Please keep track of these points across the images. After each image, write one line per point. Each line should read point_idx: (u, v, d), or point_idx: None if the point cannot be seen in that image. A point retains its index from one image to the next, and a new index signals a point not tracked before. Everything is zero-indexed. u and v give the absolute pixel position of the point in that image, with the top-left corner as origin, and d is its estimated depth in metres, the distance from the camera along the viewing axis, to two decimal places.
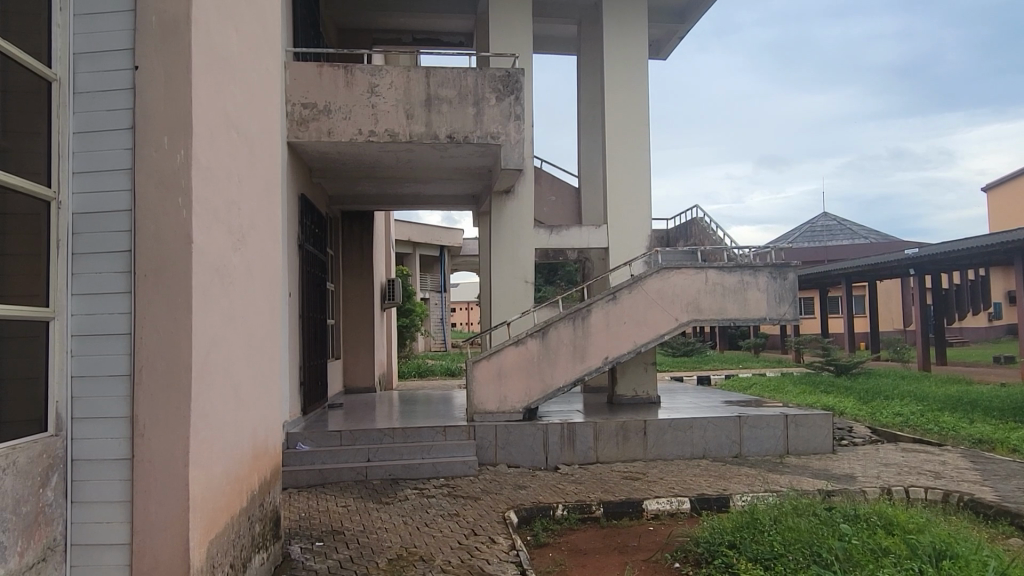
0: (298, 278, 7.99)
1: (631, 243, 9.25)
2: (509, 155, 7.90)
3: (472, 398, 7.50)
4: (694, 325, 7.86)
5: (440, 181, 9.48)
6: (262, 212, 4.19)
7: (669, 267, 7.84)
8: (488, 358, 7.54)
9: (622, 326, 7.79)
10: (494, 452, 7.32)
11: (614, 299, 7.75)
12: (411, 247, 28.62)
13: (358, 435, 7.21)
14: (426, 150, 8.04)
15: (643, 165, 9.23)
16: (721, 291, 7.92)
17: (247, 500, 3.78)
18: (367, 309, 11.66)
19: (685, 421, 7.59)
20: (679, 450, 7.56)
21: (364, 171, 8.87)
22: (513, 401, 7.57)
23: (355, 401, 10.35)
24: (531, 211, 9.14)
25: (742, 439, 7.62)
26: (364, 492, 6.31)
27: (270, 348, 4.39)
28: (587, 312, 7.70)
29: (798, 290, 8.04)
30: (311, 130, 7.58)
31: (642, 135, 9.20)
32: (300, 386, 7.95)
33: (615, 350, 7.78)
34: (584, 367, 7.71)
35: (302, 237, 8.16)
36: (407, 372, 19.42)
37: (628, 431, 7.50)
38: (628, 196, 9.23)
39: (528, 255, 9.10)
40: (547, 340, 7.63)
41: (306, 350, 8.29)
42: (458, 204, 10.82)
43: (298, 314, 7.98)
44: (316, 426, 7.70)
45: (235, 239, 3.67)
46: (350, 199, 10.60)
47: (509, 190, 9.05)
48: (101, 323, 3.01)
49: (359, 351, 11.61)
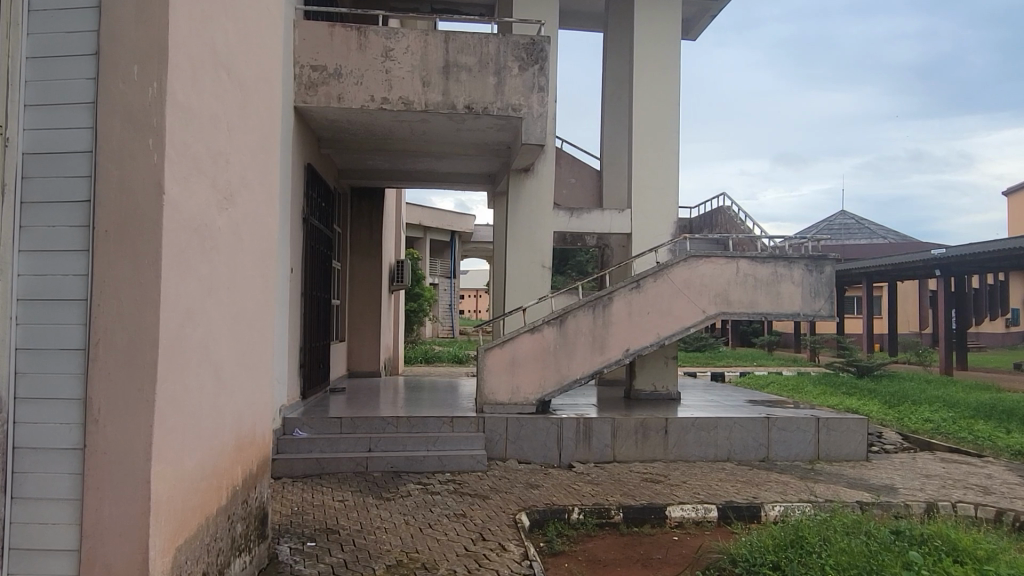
0: (301, 253, 7.51)
1: (655, 229, 8.70)
2: (531, 130, 7.36)
3: (482, 387, 7.02)
4: (723, 318, 7.33)
5: (456, 157, 8.97)
6: (256, 171, 3.69)
7: (697, 255, 7.31)
8: (501, 346, 7.05)
9: (645, 316, 7.27)
10: (505, 446, 6.83)
11: (638, 287, 7.23)
12: (422, 231, 28.19)
13: (359, 423, 6.75)
14: (442, 121, 7.52)
15: (672, 147, 8.68)
16: (753, 283, 7.38)
17: (227, 497, 3.30)
18: (374, 290, 11.19)
19: (709, 420, 7.08)
20: (702, 451, 7.05)
21: (376, 142, 8.36)
22: (526, 393, 7.08)
23: (359, 386, 9.89)
24: (551, 192, 8.62)
25: (771, 442, 7.11)
26: (364, 485, 5.84)
27: (261, 324, 3.90)
28: (608, 300, 7.19)
29: (835, 285, 7.50)
30: (320, 94, 7.07)
31: (672, 115, 8.65)
32: (299, 368, 7.48)
33: (636, 342, 7.27)
34: (603, 359, 7.21)
35: (307, 210, 7.67)
36: (413, 357, 18.99)
37: (648, 429, 7.00)
38: (655, 179, 8.68)
39: (546, 239, 8.58)
40: (565, 329, 7.13)
41: (308, 331, 7.82)
42: (472, 184, 10.30)
43: (300, 291, 7.51)
44: (316, 411, 7.24)
45: (221, 196, 3.18)
46: (359, 173, 10.12)
47: (528, 169, 8.52)
48: (52, 286, 2.53)
49: (365, 334, 11.15)
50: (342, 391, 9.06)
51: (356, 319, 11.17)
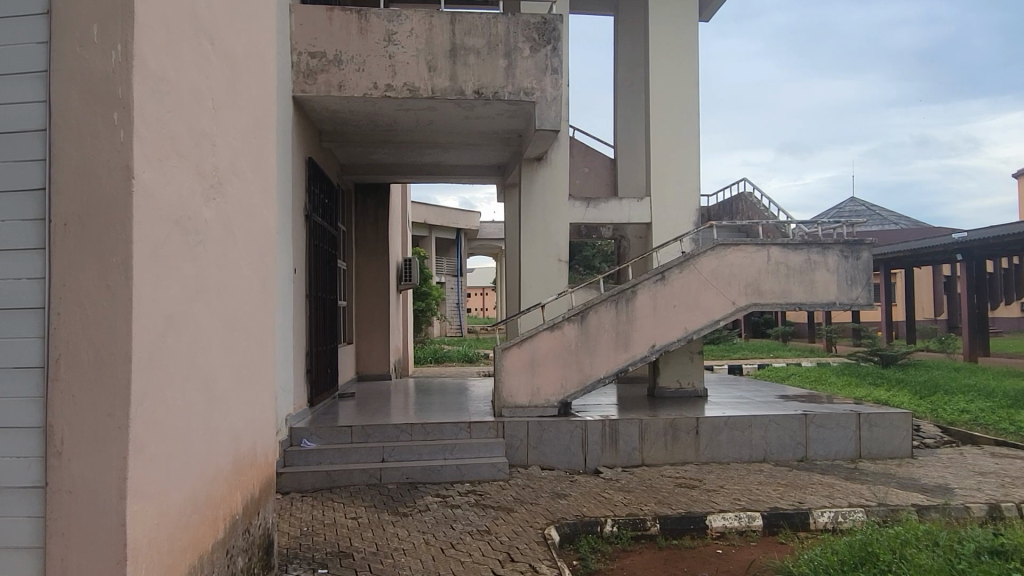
0: (304, 252, 7.09)
1: (676, 217, 8.23)
2: (544, 115, 6.93)
3: (500, 389, 6.60)
4: (754, 309, 6.89)
5: (464, 148, 8.53)
6: (249, 158, 3.27)
7: (725, 244, 6.87)
8: (519, 345, 6.63)
9: (671, 309, 6.83)
10: (527, 452, 6.42)
11: (663, 279, 6.79)
12: (427, 229, 27.78)
13: (370, 431, 6.34)
14: (449, 108, 7.10)
15: (692, 130, 8.21)
16: (785, 272, 6.93)
17: (225, 528, 2.89)
18: (381, 290, 10.78)
19: (744, 419, 6.64)
20: (736, 452, 6.62)
21: (380, 134, 7.94)
22: (547, 394, 6.66)
23: (369, 390, 9.49)
24: (565, 181, 8.18)
25: (809, 441, 6.67)
26: (378, 499, 5.43)
27: (259, 330, 3.48)
28: (632, 294, 6.76)
29: (873, 272, 7.04)
30: (319, 83, 6.64)
31: (691, 97, 8.20)
32: (306, 373, 7.07)
33: (663, 337, 6.83)
34: (628, 356, 6.78)
35: (309, 207, 7.25)
36: (422, 357, 18.59)
37: (678, 429, 6.57)
38: (675, 165, 8.22)
39: (562, 231, 8.14)
40: (586, 325, 6.71)
41: (314, 335, 7.41)
42: (481, 177, 9.87)
43: (304, 292, 7.09)
44: (324, 419, 6.82)
45: (207, 185, 2.76)
46: (363, 167, 9.69)
47: (541, 157, 8.09)
48: (3, 292, 2.12)
49: (373, 336, 10.73)
50: (351, 397, 8.66)
51: (364, 320, 10.75)
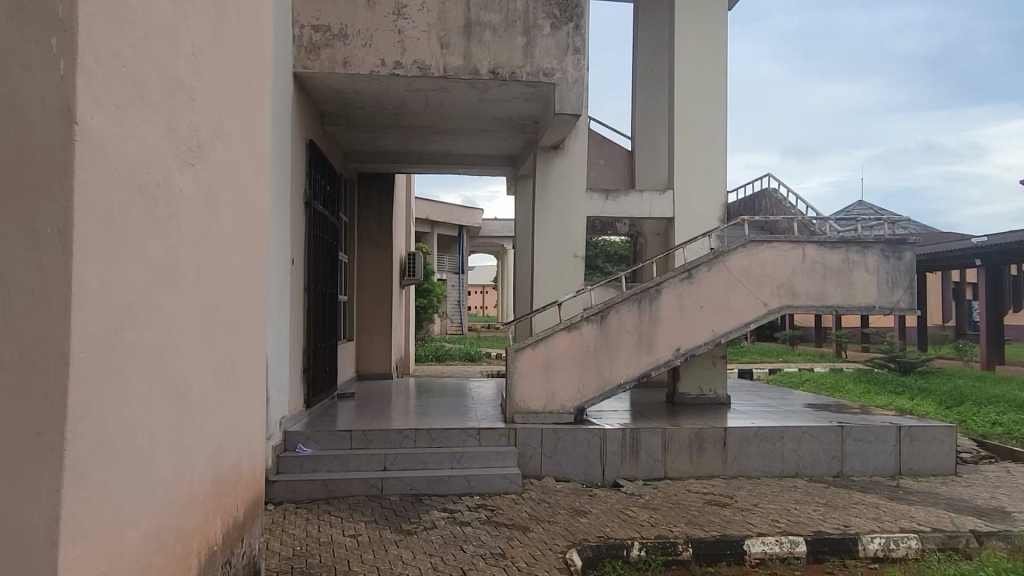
0: (303, 241, 6.60)
1: (701, 212, 7.71)
2: (565, 98, 6.41)
3: (512, 393, 6.11)
4: (787, 312, 6.39)
5: (475, 135, 8.03)
6: (238, 122, 2.77)
7: (757, 240, 6.37)
8: (534, 346, 6.13)
9: (697, 310, 6.33)
10: (540, 462, 5.92)
11: (689, 277, 6.29)
12: (429, 225, 27.26)
13: (372, 436, 5.84)
14: (463, 89, 6.59)
15: (719, 119, 7.68)
16: (821, 272, 6.43)
17: (202, 563, 2.40)
18: (384, 285, 10.28)
19: (775, 430, 6.14)
20: (767, 466, 6.12)
21: (386, 117, 7.44)
22: (563, 399, 6.17)
23: (369, 390, 8.99)
24: (583, 172, 7.68)
25: (845, 455, 6.18)
26: (380, 513, 4.93)
27: (248, 325, 2.98)
28: (656, 293, 6.26)
29: (916, 273, 6.53)
30: (323, 58, 6.13)
31: (718, 84, 7.68)
32: (303, 372, 6.58)
33: (689, 341, 6.33)
34: (651, 361, 6.28)
35: (310, 193, 6.75)
36: (424, 355, 18.07)
37: (704, 440, 6.07)
38: (700, 156, 7.69)
39: (578, 225, 7.64)
40: (606, 326, 6.21)
41: (312, 331, 6.91)
42: (491, 167, 9.36)
43: (302, 285, 6.59)
44: (322, 422, 6.32)
45: (182, 146, 2.25)
46: (367, 155, 9.19)
47: (558, 146, 7.58)
48: None
49: (375, 333, 10.23)
50: (351, 397, 8.16)
51: (365, 316, 10.25)
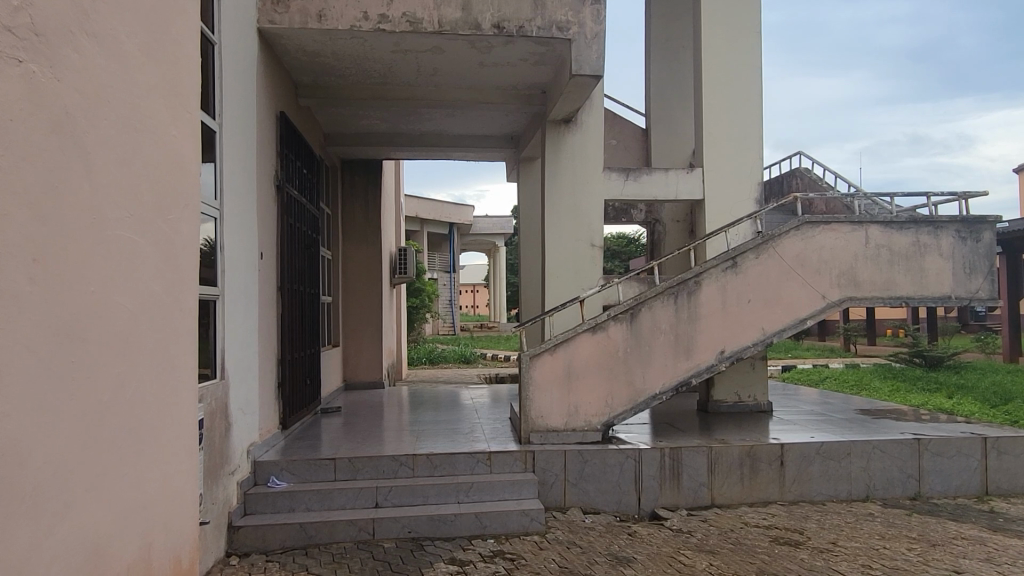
0: (274, 232, 5.57)
1: (735, 192, 6.69)
2: (584, 57, 5.41)
3: (527, 408, 5.14)
4: (849, 305, 5.41)
5: (474, 110, 7.03)
6: (132, 24, 1.76)
7: (812, 221, 5.41)
8: (552, 352, 5.14)
9: (744, 305, 5.34)
10: (563, 491, 4.94)
11: (734, 266, 5.31)
12: (419, 223, 26.14)
13: (360, 465, 4.85)
14: (461, 49, 5.59)
15: (755, 86, 6.67)
16: (888, 257, 5.46)
17: None
18: (372, 284, 9.26)
19: (841, 446, 5.17)
20: (831, 489, 5.15)
21: (372, 86, 6.41)
22: (588, 414, 5.19)
23: (357, 402, 7.99)
24: (599, 149, 6.67)
25: (923, 474, 5.21)
26: (372, 566, 3.92)
27: (167, 344, 1.97)
28: (695, 286, 5.28)
29: (996, 257, 5.57)
30: (293, 11, 5.08)
31: (752, 45, 6.66)
32: (276, 388, 5.55)
33: (734, 342, 5.34)
34: (691, 366, 5.29)
35: (283, 175, 5.72)
36: (416, 358, 17.00)
37: (757, 460, 5.09)
38: (733, 128, 6.68)
39: (594, 210, 6.65)
40: (637, 326, 5.22)
41: (290, 339, 5.89)
42: (490, 149, 8.36)
43: (273, 284, 5.56)
44: (301, 448, 5.31)
45: None
46: (350, 137, 8.16)
47: (570, 119, 6.58)
48: None
49: (363, 338, 9.20)
50: (337, 412, 7.16)
51: (352, 319, 9.22)
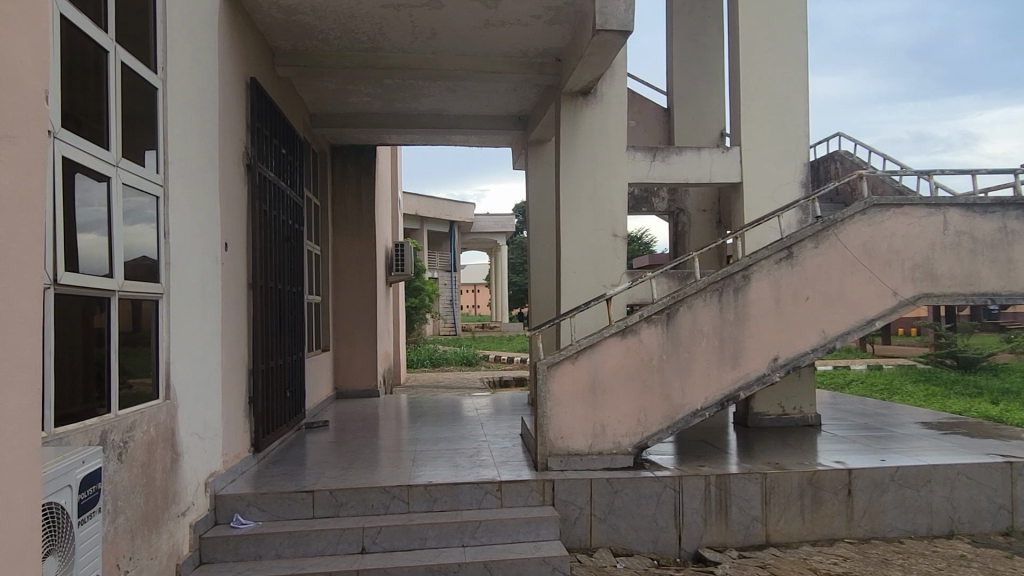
0: (244, 219, 4.73)
1: (778, 174, 5.83)
2: (610, 9, 4.58)
3: (545, 427, 4.31)
4: (924, 304, 4.57)
5: (478, 83, 6.20)
6: None
7: (880, 203, 4.57)
8: (574, 360, 4.30)
9: (801, 303, 4.50)
10: (589, 528, 4.11)
11: (789, 257, 4.47)
12: (419, 221, 25.30)
13: (344, 499, 4.01)
14: (465, 4, 4.76)
15: (800, 52, 5.83)
16: (969, 246, 4.63)
17: None
18: (365, 283, 8.42)
19: (921, 472, 4.33)
20: (909, 524, 4.32)
21: (363, 52, 5.57)
22: (617, 435, 4.36)
23: (349, 414, 7.15)
24: (622, 125, 5.83)
25: (1016, 504, 4.38)
26: None
27: None
28: (743, 281, 4.44)
29: None
30: None
31: (796, 5, 5.82)
32: (246, 404, 4.70)
33: (790, 347, 4.48)
34: (738, 377, 4.44)
35: (256, 153, 4.88)
36: (415, 361, 16.14)
37: (820, 489, 4.25)
38: (775, 100, 5.83)
39: (617, 196, 5.81)
40: (675, 329, 4.39)
41: (265, 345, 5.05)
42: (496, 131, 7.54)
43: (243, 281, 4.72)
44: (276, 475, 4.48)
45: None
46: (340, 118, 7.33)
47: (588, 91, 5.73)
48: None
49: (356, 342, 8.38)
50: (324, 427, 6.32)
51: (343, 321, 8.39)
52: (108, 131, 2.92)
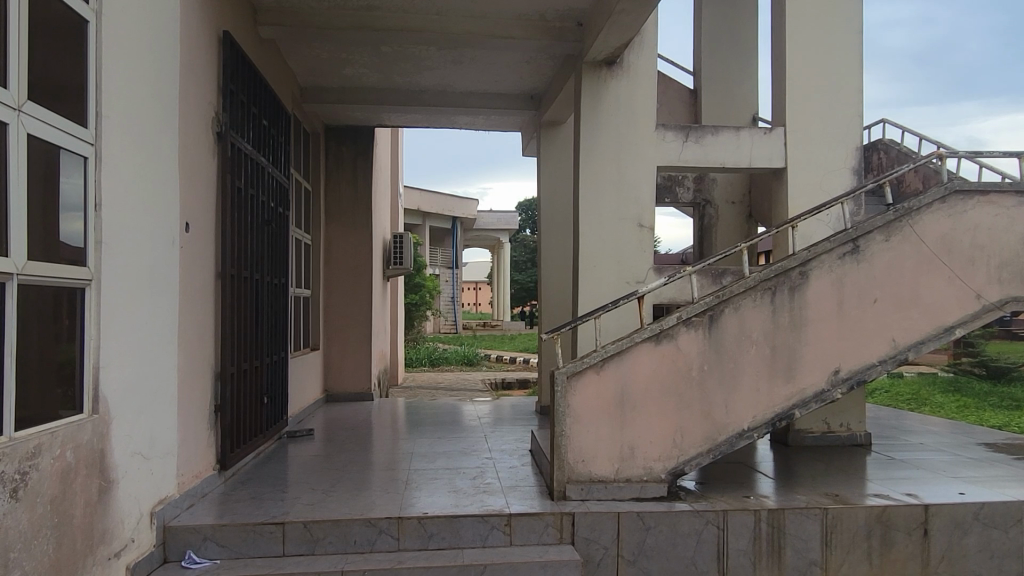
0: (212, 197, 4.04)
1: (827, 158, 5.13)
2: None
3: (563, 449, 3.62)
4: (1011, 310, 3.88)
5: (487, 51, 5.50)
6: None
7: (962, 190, 3.88)
8: (599, 370, 3.61)
9: (867, 306, 3.80)
10: (615, 572, 3.43)
11: (855, 252, 3.78)
12: (421, 217, 24.59)
13: (321, 534, 3.33)
14: None
15: (855, 20, 5.12)
16: None
17: None
18: (360, 276, 7.73)
19: (1010, 510, 3.63)
20: (995, 571, 3.62)
21: (357, 10, 4.87)
22: (648, 459, 3.67)
23: (338, 421, 6.47)
24: (650, 101, 5.14)
25: None
26: None
27: None
28: (801, 279, 3.75)
29: None
30: None
31: None
32: (211, 413, 4.01)
33: (854, 358, 3.79)
34: (793, 393, 3.75)
35: (229, 121, 4.20)
36: (415, 361, 15.44)
37: (892, 529, 3.55)
38: (826, 74, 5.11)
39: (644, 181, 5.12)
40: (719, 334, 3.69)
41: (238, 345, 4.36)
42: (506, 111, 6.85)
43: (211, 269, 4.03)
44: (245, 499, 3.79)
45: None
46: (334, 94, 6.63)
47: (614, 60, 5.04)
48: None
49: (349, 341, 7.69)
50: (308, 436, 5.64)
51: (335, 318, 7.70)
52: (9, 65, 2.23)
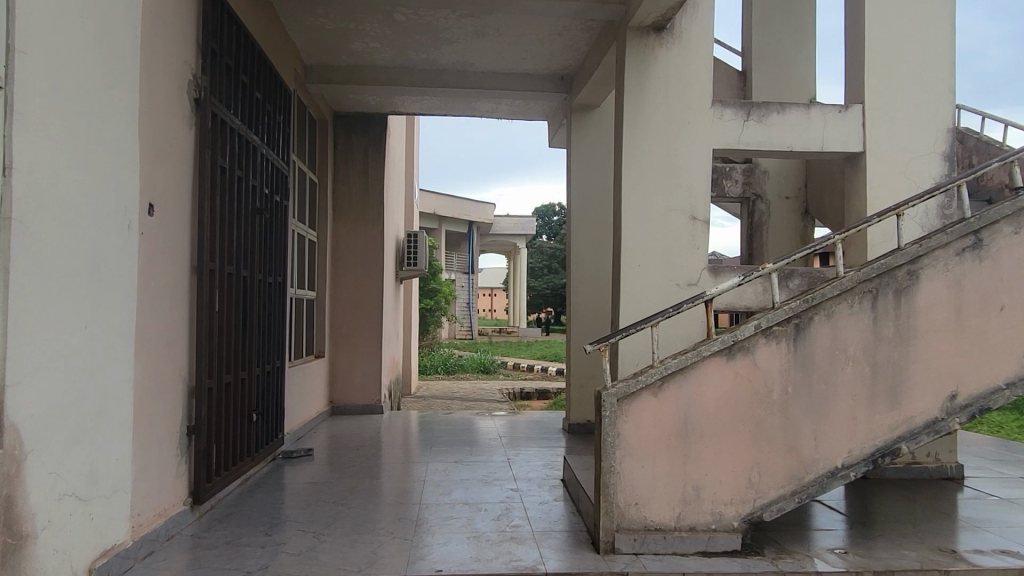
0: (187, 177, 3.36)
1: (914, 141, 4.37)
2: None
3: (613, 490, 2.90)
4: None
5: (515, 18, 4.81)
6: None
7: None
8: (658, 391, 2.89)
9: (991, 314, 3.05)
10: None
11: (976, 246, 3.04)
12: (438, 220, 23.92)
13: None
14: None
15: None
16: None
17: None
18: (370, 277, 7.05)
19: None
20: None
21: None
22: (717, 503, 2.94)
23: (341, 438, 5.78)
24: (705, 74, 4.42)
25: None
26: None
27: None
28: (909, 280, 3.01)
29: None
30: None
31: None
32: (182, 436, 3.33)
33: (975, 379, 3.03)
34: (898, 423, 3.00)
35: (211, 87, 3.53)
36: (430, 369, 14.74)
37: None
38: (913, 43, 4.36)
39: (696, 166, 4.40)
40: (808, 348, 2.96)
41: (220, 353, 3.68)
42: (533, 94, 6.14)
43: (184, 262, 3.35)
44: (218, 543, 3.10)
45: None
46: (343, 73, 5.95)
47: (664, 25, 4.32)
48: None
49: (357, 348, 7.00)
50: (306, 457, 4.94)
51: (342, 323, 7.01)
52: None
